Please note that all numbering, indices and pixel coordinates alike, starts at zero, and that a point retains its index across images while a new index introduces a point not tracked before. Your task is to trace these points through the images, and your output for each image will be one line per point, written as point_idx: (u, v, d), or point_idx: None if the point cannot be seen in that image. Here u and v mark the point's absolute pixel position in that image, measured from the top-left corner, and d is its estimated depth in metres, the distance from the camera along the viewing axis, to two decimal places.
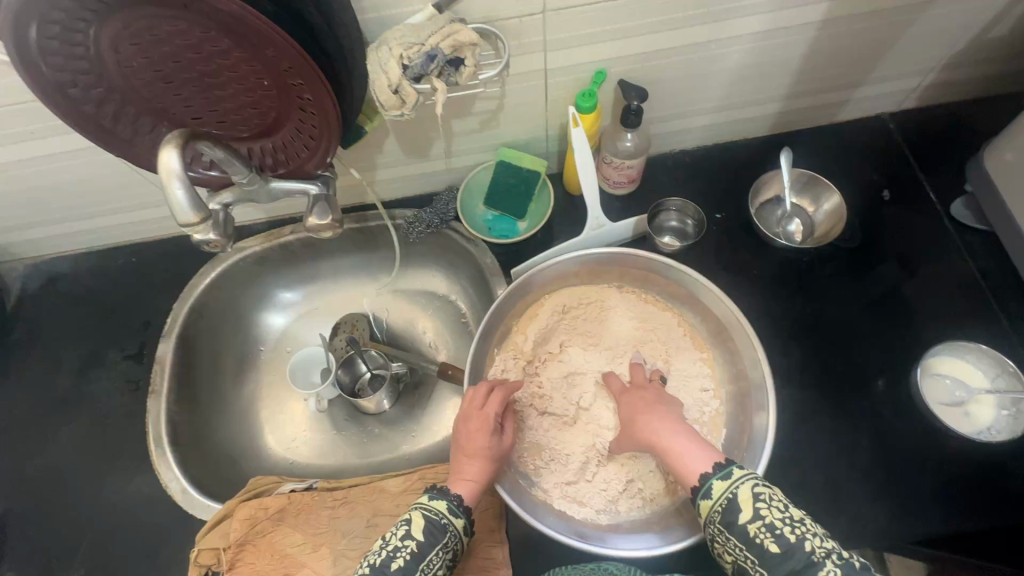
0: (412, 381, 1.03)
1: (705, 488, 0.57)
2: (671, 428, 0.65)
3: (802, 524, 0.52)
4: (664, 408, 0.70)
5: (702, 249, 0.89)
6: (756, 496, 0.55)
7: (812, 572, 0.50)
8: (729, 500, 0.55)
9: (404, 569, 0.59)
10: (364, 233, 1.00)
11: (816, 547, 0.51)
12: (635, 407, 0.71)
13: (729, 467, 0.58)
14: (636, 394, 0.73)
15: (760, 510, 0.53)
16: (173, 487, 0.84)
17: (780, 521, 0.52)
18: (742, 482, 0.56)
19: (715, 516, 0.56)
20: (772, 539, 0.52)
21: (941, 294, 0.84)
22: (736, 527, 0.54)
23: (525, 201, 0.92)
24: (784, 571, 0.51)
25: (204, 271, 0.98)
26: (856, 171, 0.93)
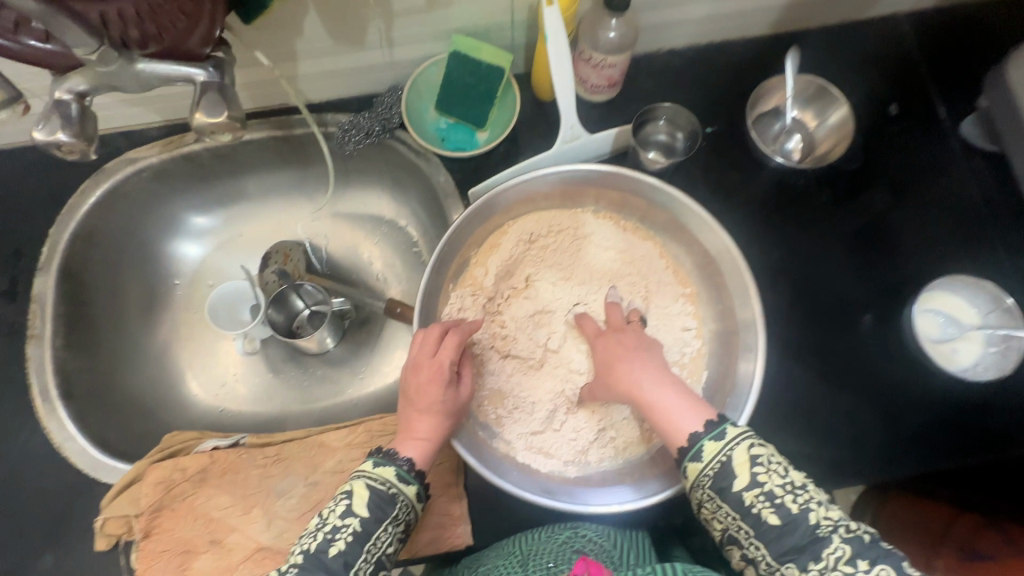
0: (359, 319, 0.90)
1: (695, 451, 0.54)
2: (658, 381, 0.59)
3: (804, 492, 0.50)
4: (646, 355, 0.62)
5: (689, 169, 0.77)
6: (753, 461, 0.51)
7: (817, 548, 0.48)
8: (723, 464, 0.52)
9: (346, 553, 0.51)
10: (289, 143, 0.82)
11: (821, 519, 0.49)
12: (613, 353, 0.63)
13: (723, 426, 0.54)
14: (614, 338, 0.65)
15: (758, 476, 0.51)
16: (71, 446, 0.72)
17: (780, 490, 0.50)
18: (737, 443, 0.53)
19: (705, 481, 0.53)
20: (772, 509, 0.50)
21: (939, 223, 0.76)
22: (730, 494, 0.51)
23: (485, 106, 0.76)
24: (783, 543, 0.49)
25: (86, 188, 0.79)
26: (863, 81, 0.81)
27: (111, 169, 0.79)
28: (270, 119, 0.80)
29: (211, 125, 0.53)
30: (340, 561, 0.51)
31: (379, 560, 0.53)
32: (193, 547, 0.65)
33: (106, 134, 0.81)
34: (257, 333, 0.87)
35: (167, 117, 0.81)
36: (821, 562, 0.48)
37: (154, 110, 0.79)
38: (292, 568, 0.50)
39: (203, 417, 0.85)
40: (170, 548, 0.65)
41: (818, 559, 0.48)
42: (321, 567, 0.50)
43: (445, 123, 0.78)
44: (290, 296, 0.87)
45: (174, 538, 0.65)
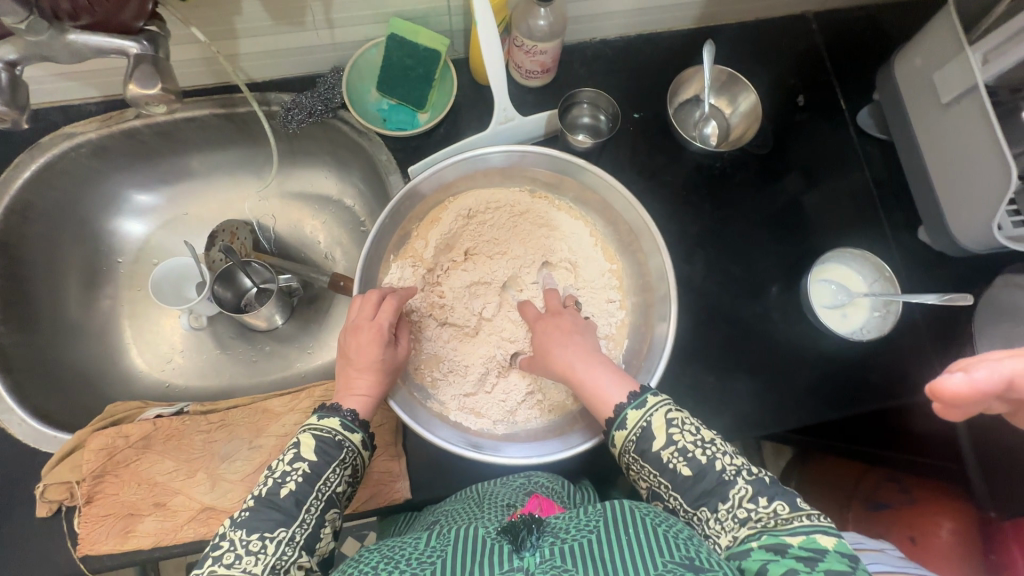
0: (308, 296, 0.93)
1: (620, 419, 0.59)
2: (589, 361, 0.64)
3: (712, 445, 0.56)
4: (577, 336, 0.67)
5: (615, 151, 0.83)
6: (669, 423, 0.57)
7: (724, 491, 0.54)
8: (643, 429, 0.57)
9: (296, 492, 0.54)
10: (233, 122, 0.84)
11: (726, 465, 0.55)
12: (549, 335, 0.68)
13: (643, 396, 0.59)
14: (551, 319, 0.70)
15: (673, 435, 0.56)
16: (9, 418, 0.72)
17: (692, 445, 0.56)
18: (656, 410, 0.58)
19: (630, 445, 0.58)
20: (685, 462, 0.55)
21: (836, 204, 0.85)
22: (650, 454, 0.56)
23: (425, 88, 0.80)
24: (697, 491, 0.54)
25: (19, 162, 0.77)
26: (775, 73, 0.89)
27: (47, 144, 0.78)
28: (211, 97, 0.81)
29: (144, 97, 0.54)
30: (291, 499, 0.54)
31: (330, 499, 0.56)
32: (136, 510, 0.67)
33: (40, 108, 0.81)
34: (202, 309, 0.88)
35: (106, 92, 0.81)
36: (729, 502, 0.53)
37: (92, 85, 0.79)
38: (244, 511, 0.53)
39: (150, 390, 0.86)
40: (113, 512, 0.67)
41: (725, 499, 0.53)
42: (273, 506, 0.53)
43: (386, 104, 0.83)
44: (236, 273, 0.89)
45: (119, 502, 0.67)
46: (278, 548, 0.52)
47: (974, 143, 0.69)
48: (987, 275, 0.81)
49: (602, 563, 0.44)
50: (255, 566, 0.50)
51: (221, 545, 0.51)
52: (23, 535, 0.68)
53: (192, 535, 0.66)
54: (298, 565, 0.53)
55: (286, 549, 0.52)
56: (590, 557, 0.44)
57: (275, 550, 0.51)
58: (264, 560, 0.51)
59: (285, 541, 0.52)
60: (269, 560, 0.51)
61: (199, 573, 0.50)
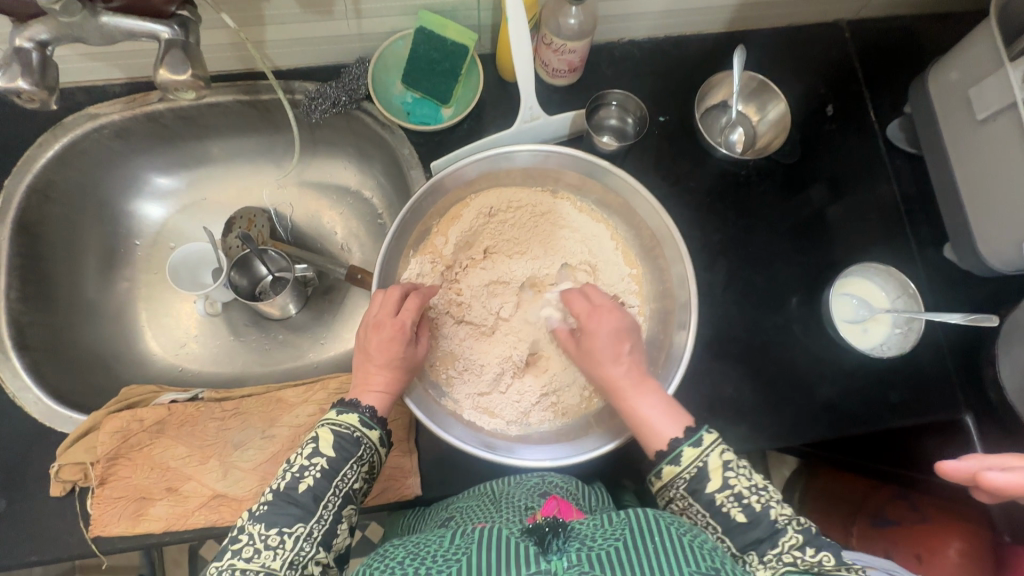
0: (323, 287, 0.93)
1: (674, 454, 0.57)
2: (645, 386, 0.63)
3: (766, 492, 0.55)
4: (627, 347, 0.65)
5: (639, 154, 0.83)
6: (725, 466, 0.55)
7: (775, 538, 0.52)
8: (699, 468, 0.56)
9: (314, 488, 0.54)
10: (255, 109, 0.83)
11: (779, 514, 0.54)
12: (600, 340, 0.65)
13: (698, 433, 0.57)
14: (606, 316, 0.66)
15: (729, 479, 0.55)
16: (25, 397, 0.72)
17: (747, 491, 0.54)
18: (712, 450, 0.56)
19: (680, 482, 0.56)
20: (739, 508, 0.54)
21: (861, 217, 0.84)
22: (703, 495, 0.55)
23: (450, 82, 0.79)
24: (748, 537, 0.53)
25: (42, 141, 0.78)
26: (805, 82, 0.88)
27: (71, 123, 0.78)
28: (236, 83, 0.80)
29: (174, 82, 0.54)
30: (309, 495, 0.54)
31: (347, 495, 0.56)
32: (149, 494, 0.67)
33: (65, 88, 0.80)
34: (218, 295, 0.88)
35: (131, 73, 0.80)
36: (777, 548, 0.52)
37: (117, 67, 0.79)
38: (262, 505, 0.53)
39: (162, 373, 0.86)
40: (125, 494, 0.67)
41: (774, 545, 0.52)
42: (291, 502, 0.54)
43: (410, 97, 0.82)
44: (253, 261, 0.89)
45: (130, 486, 0.67)
46: (296, 544, 0.52)
47: (1010, 162, 0.67)
48: (1011, 297, 0.80)
49: (630, 570, 0.44)
50: (274, 560, 0.51)
51: (240, 538, 0.52)
52: (32, 514, 0.68)
53: (202, 522, 0.66)
54: (315, 561, 0.53)
55: (303, 545, 0.52)
56: (618, 565, 0.44)
57: (293, 545, 0.52)
58: (283, 554, 0.51)
59: (303, 537, 0.53)
60: (287, 556, 0.52)
61: (221, 565, 0.50)
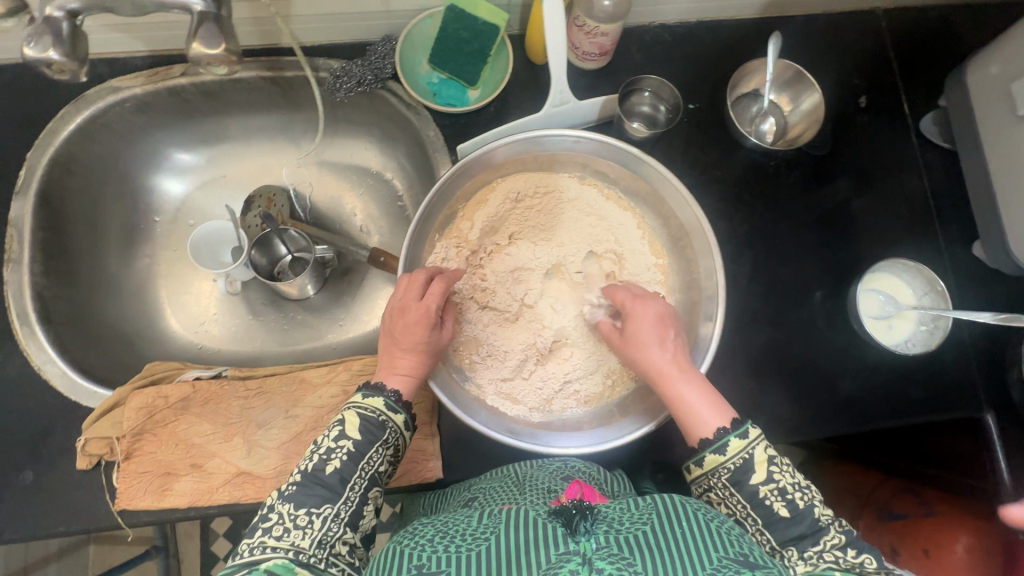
0: (341, 268, 0.92)
1: (720, 444, 0.57)
2: (690, 373, 0.63)
3: (809, 490, 0.56)
4: (672, 333, 0.65)
5: (667, 142, 0.81)
6: (770, 460, 0.56)
7: (818, 535, 0.53)
8: (744, 460, 0.56)
9: (341, 470, 0.55)
10: (278, 85, 0.82)
11: (822, 513, 0.54)
12: (643, 327, 0.65)
13: (745, 425, 0.58)
14: (648, 306, 0.67)
15: (773, 473, 0.55)
16: (51, 370, 0.72)
17: (792, 486, 0.55)
18: (758, 443, 0.57)
19: (723, 472, 0.57)
20: (783, 503, 0.54)
21: (890, 212, 0.82)
22: (746, 486, 0.55)
23: (478, 64, 0.78)
24: (788, 532, 0.54)
25: (65, 114, 0.77)
26: (839, 71, 0.86)
27: (93, 96, 0.77)
28: (260, 59, 0.79)
29: (207, 57, 0.53)
30: (336, 477, 0.55)
31: (373, 478, 0.57)
32: (174, 469, 0.68)
33: None
34: (238, 274, 0.88)
35: (152, 46, 0.79)
36: (819, 545, 0.52)
37: (140, 39, 0.77)
38: (291, 485, 0.54)
39: (183, 351, 0.87)
40: (151, 469, 0.68)
41: (816, 543, 0.52)
42: (319, 484, 0.54)
43: (437, 78, 0.80)
44: (273, 240, 0.89)
45: (156, 461, 0.68)
46: (324, 523, 0.52)
47: None
48: None
49: (660, 553, 0.44)
50: (303, 540, 0.51)
51: (270, 517, 0.52)
52: (58, 486, 0.68)
53: (226, 498, 0.67)
54: (343, 541, 0.53)
55: (331, 525, 0.53)
56: (648, 547, 0.44)
57: (322, 525, 0.52)
58: (312, 534, 0.51)
59: (331, 517, 0.53)
60: (316, 535, 0.52)
61: (251, 543, 0.50)
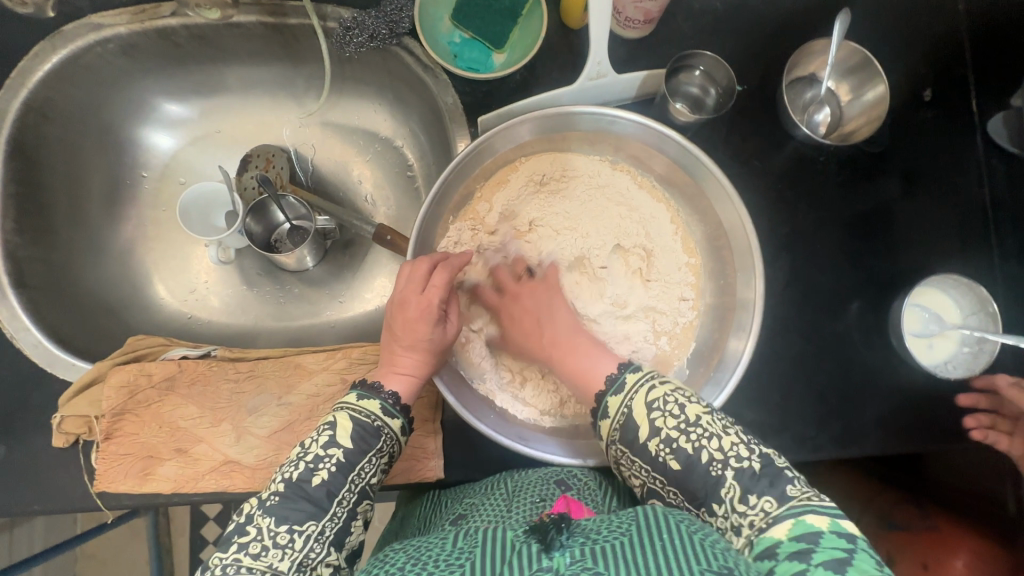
0: (343, 240, 0.85)
1: (602, 408, 0.55)
2: (562, 347, 0.61)
3: (698, 432, 0.50)
4: (541, 320, 0.64)
5: (710, 127, 0.73)
6: (651, 409, 0.52)
7: (716, 487, 0.48)
8: (625, 416, 0.53)
9: (328, 483, 0.51)
10: (279, 33, 0.73)
11: (714, 456, 0.49)
12: (511, 327, 0.65)
13: (619, 380, 0.55)
14: (511, 304, 0.66)
15: (656, 424, 0.51)
16: (24, 338, 0.67)
17: (676, 432, 0.51)
18: (636, 393, 0.53)
19: (615, 436, 0.54)
20: (672, 454, 0.50)
21: (938, 221, 0.76)
22: (638, 446, 0.52)
23: (507, 25, 0.70)
24: (688, 487, 0.49)
25: (38, 52, 0.68)
26: (904, 58, 0.77)
27: (71, 33, 0.69)
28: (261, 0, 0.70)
29: None
30: (323, 490, 0.50)
31: (363, 491, 0.53)
32: (157, 453, 0.63)
33: None
34: (232, 242, 0.82)
35: None
36: (721, 500, 0.48)
37: None
38: (273, 496, 0.50)
39: (172, 321, 0.81)
40: (133, 452, 0.63)
41: (718, 500, 0.48)
42: (304, 496, 0.50)
43: (459, 37, 0.72)
44: (270, 207, 0.82)
45: (138, 443, 0.63)
46: (306, 543, 0.48)
47: None
48: None
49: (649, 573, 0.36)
50: (281, 561, 0.47)
51: (248, 531, 0.48)
52: (33, 464, 0.64)
53: (213, 487, 0.63)
54: (326, 563, 0.49)
55: (314, 545, 0.48)
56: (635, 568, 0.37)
57: (304, 545, 0.48)
58: (292, 555, 0.47)
59: (313, 536, 0.49)
60: (295, 556, 0.48)
61: (224, 558, 0.47)
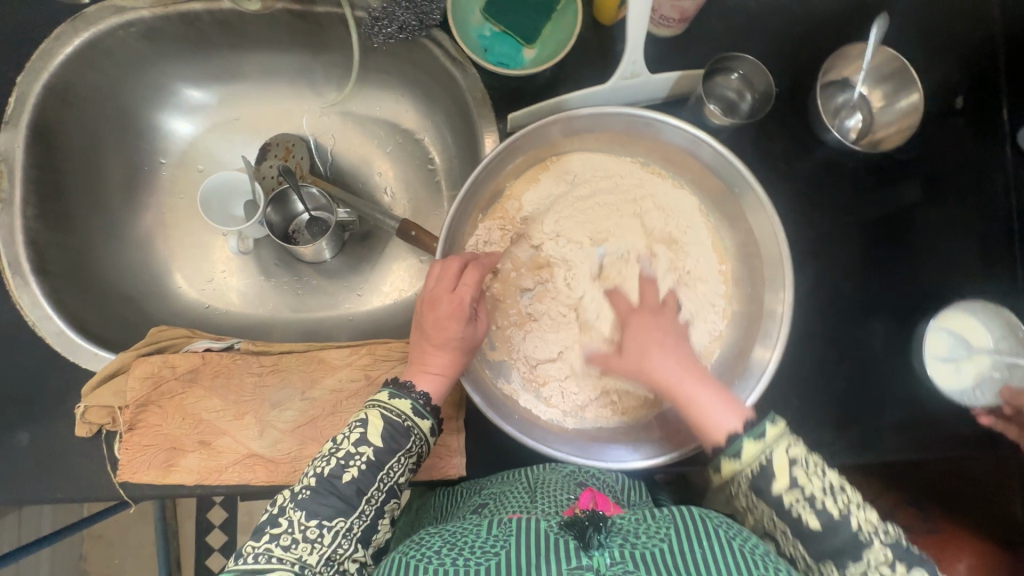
0: (361, 232, 0.84)
1: (733, 449, 0.49)
2: (692, 377, 0.56)
3: (842, 493, 0.48)
4: (671, 345, 0.60)
5: (739, 130, 0.73)
6: (793, 463, 0.48)
7: (858, 552, 0.47)
8: (763, 466, 0.48)
9: (358, 481, 0.51)
10: (305, 21, 0.71)
11: (861, 522, 0.47)
12: (636, 346, 0.60)
13: (763, 424, 0.49)
14: (645, 319, 0.62)
15: (798, 479, 0.48)
16: (45, 326, 0.66)
17: (820, 492, 0.48)
18: (777, 444, 0.49)
19: (742, 479, 0.50)
20: (812, 512, 0.47)
21: (960, 233, 0.74)
22: (769, 496, 0.49)
23: (539, 19, 0.69)
24: (822, 545, 0.48)
25: (59, 35, 0.67)
26: (937, 65, 0.76)
27: (93, 16, 0.67)
28: None
29: None
30: (353, 488, 0.50)
31: (391, 490, 0.53)
32: (180, 445, 0.63)
33: None
34: (251, 232, 0.81)
35: None
36: (859, 563, 0.47)
37: None
38: (304, 490, 0.50)
39: (190, 310, 0.80)
40: (155, 443, 0.63)
41: (856, 560, 0.47)
42: (334, 493, 0.50)
43: (489, 31, 0.70)
44: (290, 197, 0.81)
45: (162, 434, 0.63)
46: (334, 539, 0.49)
47: None
48: None
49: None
50: (310, 555, 0.48)
51: (280, 523, 0.49)
52: (55, 452, 0.64)
53: (235, 479, 0.63)
54: (353, 559, 0.50)
55: (342, 542, 0.49)
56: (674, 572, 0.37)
57: (332, 540, 0.49)
58: (320, 549, 0.48)
59: (342, 532, 0.49)
60: (324, 552, 0.48)
61: (257, 547, 0.48)
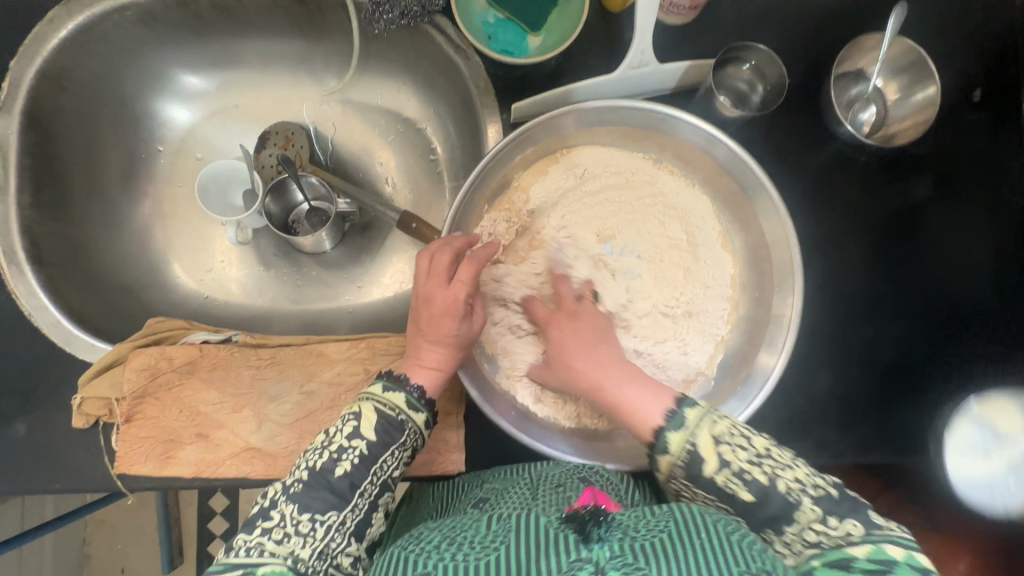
0: (361, 223, 0.83)
1: (661, 446, 0.49)
2: (615, 376, 0.55)
3: (767, 458, 0.47)
4: (602, 345, 0.58)
5: (749, 122, 0.71)
6: (718, 441, 0.47)
7: (792, 514, 0.45)
8: (690, 452, 0.48)
9: (351, 475, 0.50)
10: (304, 6, 0.69)
11: (789, 484, 0.46)
12: (561, 345, 0.59)
13: (681, 415, 0.49)
14: (564, 321, 0.60)
15: (724, 456, 0.47)
16: (41, 317, 0.65)
17: (747, 463, 0.47)
18: (699, 428, 0.48)
19: (677, 471, 0.49)
20: (743, 486, 0.46)
21: (967, 231, 0.72)
22: (702, 480, 0.47)
23: (545, 6, 0.67)
24: (760, 518, 0.46)
25: (53, 18, 0.65)
26: (956, 57, 0.73)
27: None
28: None
29: None
30: (346, 482, 0.50)
31: (385, 484, 0.52)
32: (177, 437, 0.63)
33: None
34: (250, 222, 0.80)
35: None
36: (795, 525, 0.45)
37: None
38: (296, 484, 0.49)
39: (189, 300, 0.80)
40: (152, 435, 0.63)
41: (791, 524, 0.45)
42: (326, 486, 0.49)
43: (493, 18, 0.68)
44: (289, 186, 0.80)
45: (158, 426, 0.63)
46: (327, 533, 0.48)
47: None
48: None
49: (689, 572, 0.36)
50: (303, 549, 0.46)
51: (272, 516, 0.48)
52: (52, 443, 0.63)
53: (233, 473, 0.62)
54: (346, 554, 0.49)
55: (335, 535, 0.48)
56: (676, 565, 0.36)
57: (325, 534, 0.47)
58: (313, 544, 0.47)
59: (335, 526, 0.48)
60: (317, 545, 0.47)
61: (247, 540, 0.46)
